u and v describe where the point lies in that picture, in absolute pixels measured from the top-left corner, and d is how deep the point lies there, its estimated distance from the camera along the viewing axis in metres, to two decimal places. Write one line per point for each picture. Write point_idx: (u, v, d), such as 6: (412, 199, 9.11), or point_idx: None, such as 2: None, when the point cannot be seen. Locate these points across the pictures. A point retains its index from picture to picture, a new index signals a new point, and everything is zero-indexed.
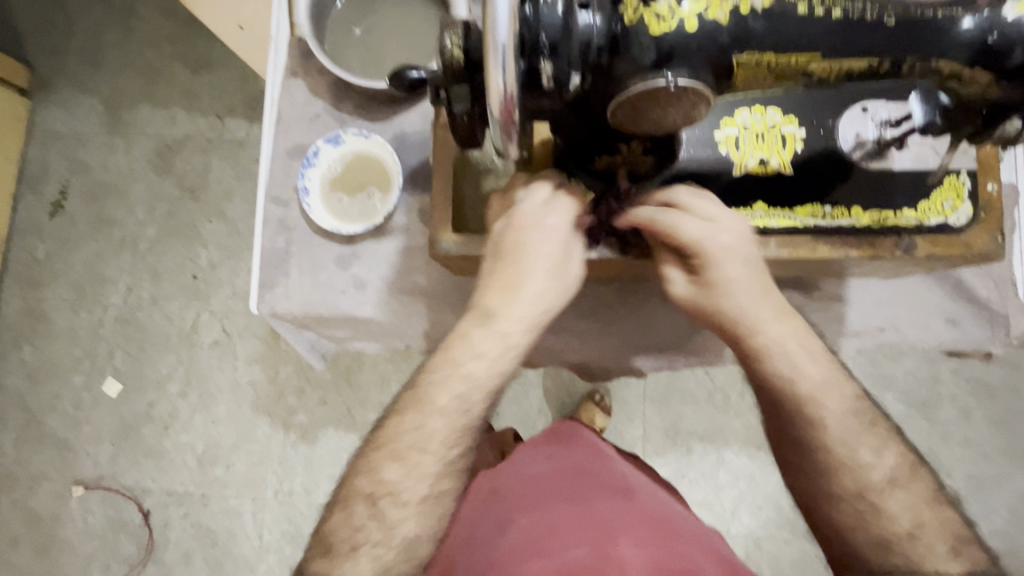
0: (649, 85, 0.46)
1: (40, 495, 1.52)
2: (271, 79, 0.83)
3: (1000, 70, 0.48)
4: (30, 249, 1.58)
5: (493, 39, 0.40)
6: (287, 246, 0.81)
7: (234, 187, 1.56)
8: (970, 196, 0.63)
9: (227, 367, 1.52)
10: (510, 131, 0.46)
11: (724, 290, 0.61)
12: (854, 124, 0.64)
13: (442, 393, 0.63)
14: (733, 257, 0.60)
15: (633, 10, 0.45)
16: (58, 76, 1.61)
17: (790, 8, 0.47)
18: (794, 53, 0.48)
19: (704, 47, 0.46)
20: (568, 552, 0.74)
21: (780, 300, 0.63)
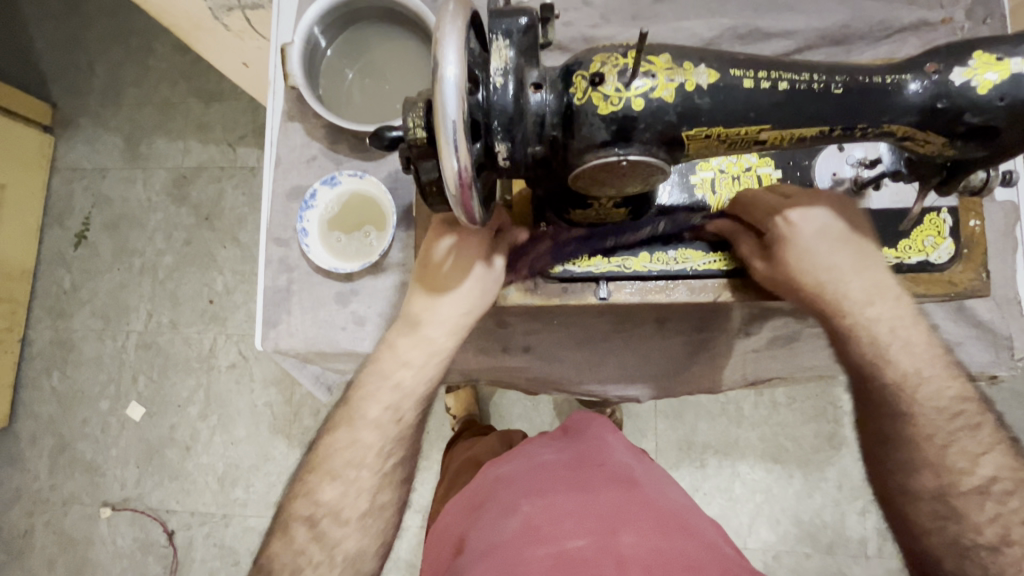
0: (602, 160, 0.47)
1: (71, 517, 1.58)
2: (269, 123, 0.86)
3: (951, 133, 0.50)
4: (57, 280, 1.65)
5: (443, 125, 0.42)
6: (289, 284, 0.83)
7: (247, 214, 1.61)
8: (951, 232, 0.65)
9: (245, 390, 1.56)
10: (469, 206, 0.47)
11: (803, 258, 0.61)
12: (830, 163, 0.65)
13: (371, 404, 0.66)
14: (810, 226, 0.61)
15: (581, 91, 0.46)
16: (79, 113, 1.68)
17: (737, 83, 0.47)
18: (743, 125, 0.48)
19: (653, 123, 0.47)
20: (569, 540, 0.70)
21: (868, 247, 0.63)
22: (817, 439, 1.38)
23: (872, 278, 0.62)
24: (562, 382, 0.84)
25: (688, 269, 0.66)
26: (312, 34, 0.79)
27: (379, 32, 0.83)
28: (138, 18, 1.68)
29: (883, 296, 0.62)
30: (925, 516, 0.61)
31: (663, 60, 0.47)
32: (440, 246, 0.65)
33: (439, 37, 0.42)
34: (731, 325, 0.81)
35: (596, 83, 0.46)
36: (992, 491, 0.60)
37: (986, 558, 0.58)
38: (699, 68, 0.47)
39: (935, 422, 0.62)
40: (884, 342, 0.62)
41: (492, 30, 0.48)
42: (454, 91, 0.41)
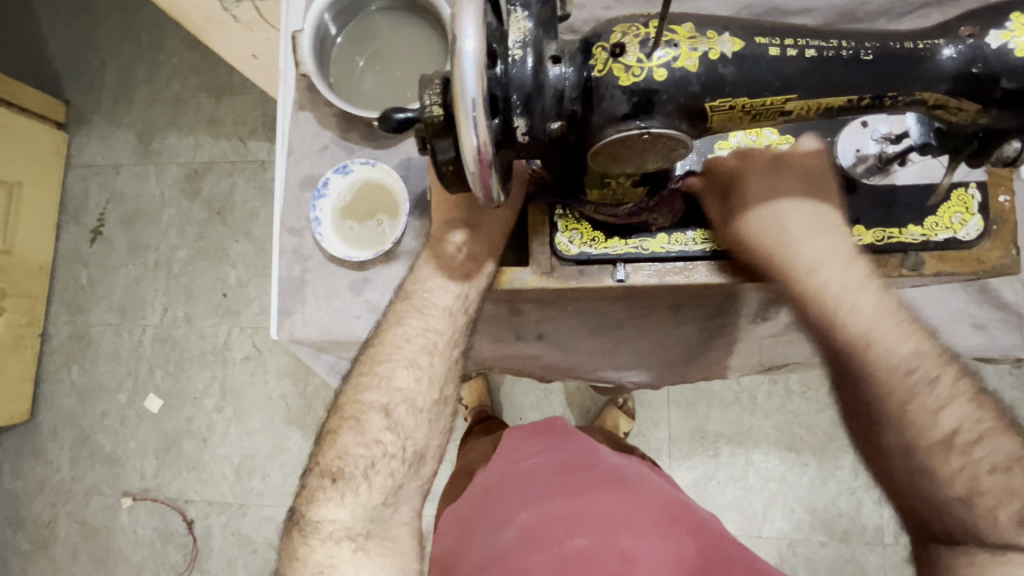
0: (623, 133, 0.46)
1: (93, 507, 1.61)
2: (281, 112, 0.86)
3: (987, 100, 0.48)
4: (74, 276, 1.67)
5: (462, 99, 0.41)
6: (303, 273, 0.83)
7: (258, 207, 1.61)
8: (980, 209, 0.63)
9: (260, 381, 1.58)
10: (488, 182, 0.46)
11: (753, 216, 0.63)
12: (854, 139, 0.65)
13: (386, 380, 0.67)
14: (761, 188, 0.63)
15: (602, 63, 0.46)
16: (92, 110, 1.70)
17: (762, 51, 0.47)
18: (767, 95, 0.47)
19: (675, 95, 0.46)
20: (570, 541, 0.71)
21: (829, 215, 0.63)
22: (833, 428, 1.37)
23: (821, 241, 0.62)
24: (577, 369, 0.84)
25: (706, 250, 0.65)
26: (322, 21, 0.79)
27: (390, 18, 0.82)
28: (148, 14, 1.69)
29: (834, 260, 0.62)
30: (900, 473, 0.59)
31: (685, 30, 0.46)
32: (453, 240, 0.68)
33: (457, 11, 0.41)
34: (748, 312, 0.79)
35: (616, 55, 0.46)
36: (960, 443, 0.57)
37: (958, 512, 0.56)
38: (722, 37, 0.46)
39: (894, 378, 0.60)
40: (833, 305, 0.62)
41: (511, 2, 0.47)
42: (474, 66, 0.41)
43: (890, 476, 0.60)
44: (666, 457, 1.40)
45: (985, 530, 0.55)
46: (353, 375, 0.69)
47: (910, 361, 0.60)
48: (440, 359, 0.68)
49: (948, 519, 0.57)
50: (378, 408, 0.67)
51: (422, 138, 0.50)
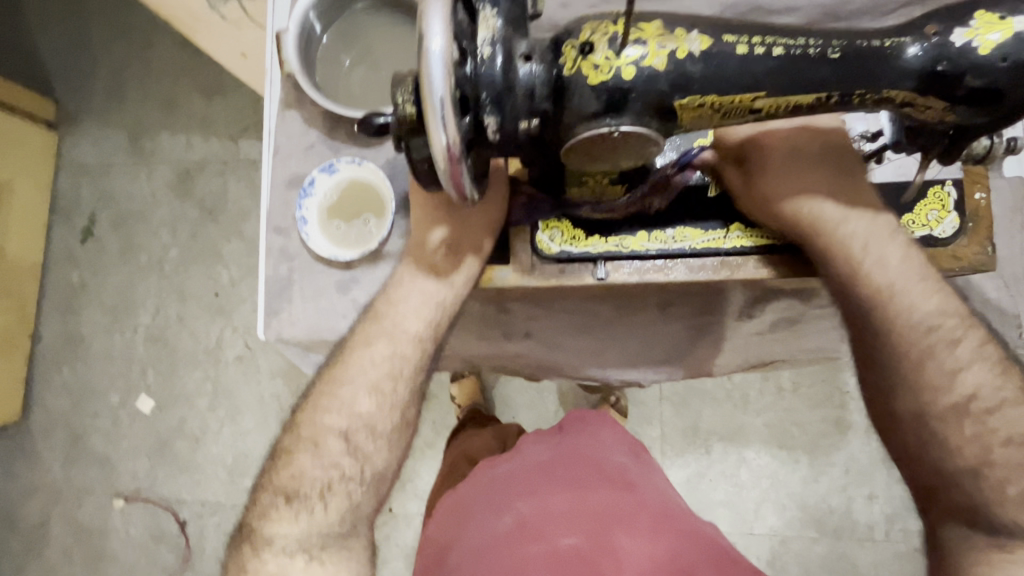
0: (593, 132, 0.47)
1: (85, 508, 1.60)
2: (267, 111, 0.86)
3: (951, 97, 0.48)
4: (66, 276, 1.66)
5: (429, 99, 0.41)
6: (290, 273, 0.83)
7: (250, 207, 1.61)
8: (956, 206, 0.63)
9: (252, 381, 1.57)
10: (460, 181, 0.46)
11: (776, 173, 0.62)
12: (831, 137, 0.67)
13: (360, 380, 0.66)
14: (782, 147, 0.63)
15: (571, 62, 0.46)
16: (83, 109, 1.69)
17: (730, 50, 0.47)
18: (736, 93, 0.48)
19: (644, 93, 0.46)
20: (560, 539, 0.72)
21: (853, 174, 0.63)
22: (824, 425, 1.37)
23: (846, 198, 0.62)
24: (565, 368, 0.85)
25: (686, 247, 0.65)
26: (306, 19, 0.78)
27: (376, 17, 0.82)
28: (138, 12, 1.68)
29: (856, 216, 0.62)
30: (912, 442, 0.62)
31: (654, 28, 0.46)
32: (434, 235, 0.67)
33: (424, 10, 0.41)
34: (734, 309, 0.79)
35: (585, 53, 0.46)
36: (974, 410, 0.60)
37: (966, 483, 0.59)
38: (691, 35, 0.47)
39: (913, 338, 0.61)
40: (861, 261, 0.62)
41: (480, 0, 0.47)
42: (441, 65, 0.41)
43: (901, 446, 0.63)
44: (659, 454, 1.41)
45: (989, 498, 0.58)
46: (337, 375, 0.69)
47: (931, 321, 0.61)
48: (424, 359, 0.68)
49: (952, 491, 0.60)
50: (361, 407, 0.67)
51: (396, 137, 0.50)
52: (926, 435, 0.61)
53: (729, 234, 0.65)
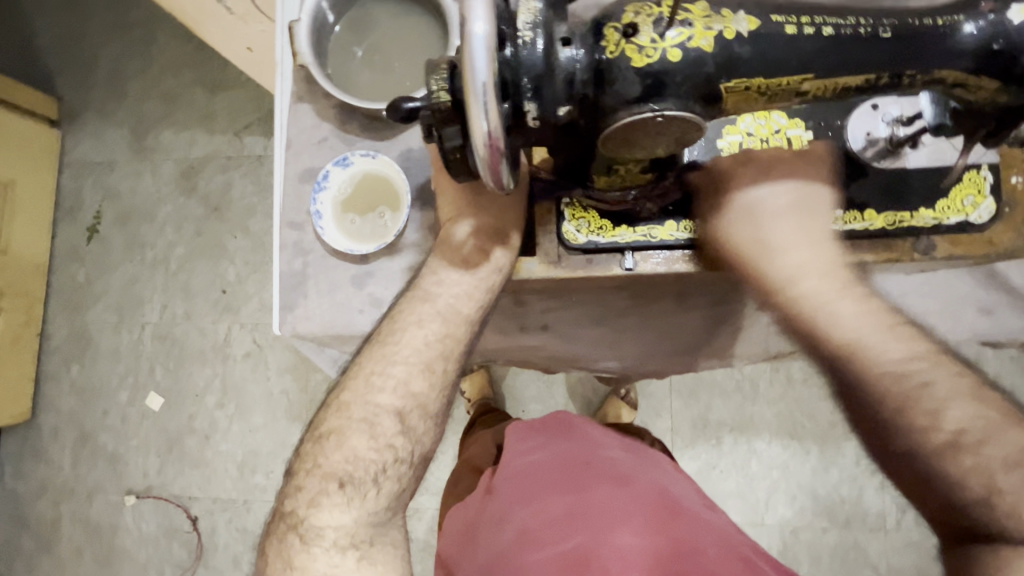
0: (636, 116, 0.46)
1: (97, 506, 1.61)
2: (279, 104, 0.85)
3: (1007, 76, 0.48)
4: (72, 275, 1.66)
5: (473, 81, 0.40)
6: (304, 267, 0.83)
7: (255, 203, 1.60)
8: (992, 190, 0.63)
9: (261, 377, 1.57)
10: (498, 170, 0.45)
11: (739, 223, 0.64)
12: (863, 123, 0.63)
13: (384, 378, 0.66)
14: (749, 197, 0.64)
15: (615, 44, 0.45)
16: (85, 106, 1.68)
17: (778, 30, 0.46)
18: (784, 75, 0.47)
19: (690, 76, 0.45)
20: (563, 543, 0.71)
21: (817, 228, 0.64)
22: (834, 415, 1.37)
23: (808, 247, 0.64)
24: (581, 360, 0.84)
25: (716, 237, 0.65)
26: (318, 11, 0.78)
27: (388, 8, 0.81)
28: (140, 8, 1.67)
29: (814, 274, 0.63)
30: (909, 471, 0.61)
31: (699, 9, 0.46)
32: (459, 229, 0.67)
33: None
34: (755, 298, 0.78)
35: (629, 35, 0.45)
36: (965, 443, 0.59)
37: (978, 510, 0.57)
38: (738, 15, 0.46)
39: (891, 386, 0.61)
40: (816, 312, 0.63)
41: None
42: (485, 48, 0.40)
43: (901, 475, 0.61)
44: (669, 446, 1.41)
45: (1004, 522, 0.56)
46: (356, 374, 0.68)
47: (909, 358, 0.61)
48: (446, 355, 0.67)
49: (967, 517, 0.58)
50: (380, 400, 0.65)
51: (427, 126, 0.49)
52: (931, 469, 0.59)
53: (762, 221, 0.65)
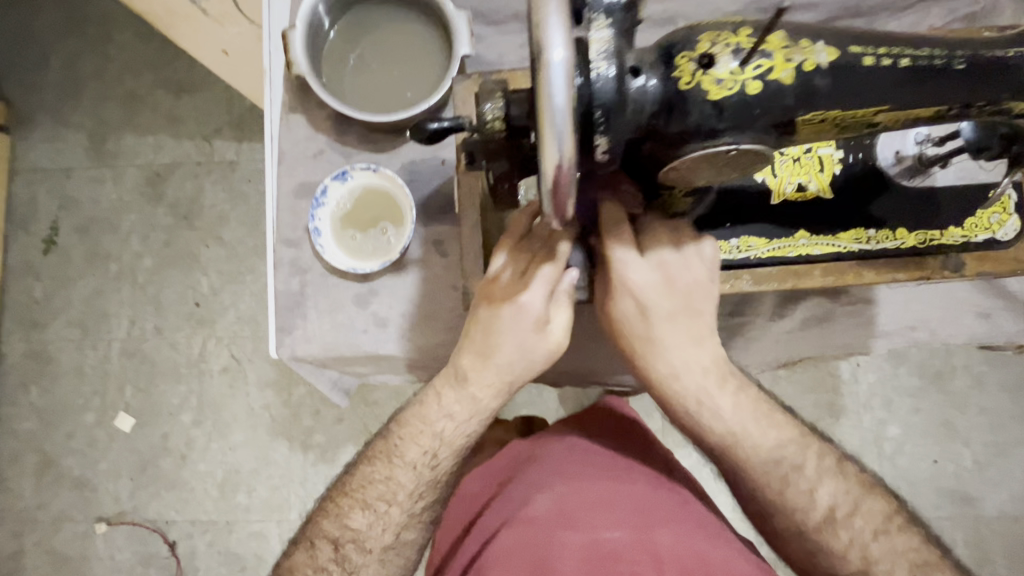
0: (709, 149, 0.46)
1: (64, 535, 1.51)
2: (269, 115, 0.81)
3: None
4: (28, 291, 1.55)
5: (548, 109, 0.38)
6: (302, 287, 0.79)
7: (228, 211, 1.53)
8: (1017, 208, 0.64)
9: (240, 394, 1.50)
10: (563, 203, 0.43)
11: (631, 319, 0.61)
12: (893, 141, 0.63)
13: (411, 446, 0.67)
14: (636, 293, 0.61)
15: (689, 75, 0.44)
16: (37, 110, 1.57)
17: (858, 61, 0.46)
18: (859, 108, 0.47)
19: (768, 110, 0.45)
20: (603, 531, 0.70)
21: (702, 323, 0.62)
22: (818, 410, 1.41)
23: (690, 353, 0.62)
24: (599, 375, 0.82)
25: (751, 258, 0.63)
26: (313, 16, 0.73)
27: (383, 13, 0.78)
28: (94, 5, 1.57)
29: (695, 369, 0.62)
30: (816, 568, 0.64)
31: (778, 40, 0.45)
32: (495, 264, 0.63)
33: (541, 13, 0.38)
34: (766, 308, 0.76)
35: (706, 67, 0.44)
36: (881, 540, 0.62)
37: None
38: (817, 46, 0.45)
39: (781, 478, 0.63)
40: (695, 412, 0.63)
41: (593, 8, 0.43)
42: (563, 78, 0.38)
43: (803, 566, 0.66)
44: None
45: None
46: (413, 402, 0.69)
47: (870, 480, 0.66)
48: (483, 411, 0.66)
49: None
50: (423, 422, 0.67)
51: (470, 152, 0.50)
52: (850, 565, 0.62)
53: (795, 241, 0.63)
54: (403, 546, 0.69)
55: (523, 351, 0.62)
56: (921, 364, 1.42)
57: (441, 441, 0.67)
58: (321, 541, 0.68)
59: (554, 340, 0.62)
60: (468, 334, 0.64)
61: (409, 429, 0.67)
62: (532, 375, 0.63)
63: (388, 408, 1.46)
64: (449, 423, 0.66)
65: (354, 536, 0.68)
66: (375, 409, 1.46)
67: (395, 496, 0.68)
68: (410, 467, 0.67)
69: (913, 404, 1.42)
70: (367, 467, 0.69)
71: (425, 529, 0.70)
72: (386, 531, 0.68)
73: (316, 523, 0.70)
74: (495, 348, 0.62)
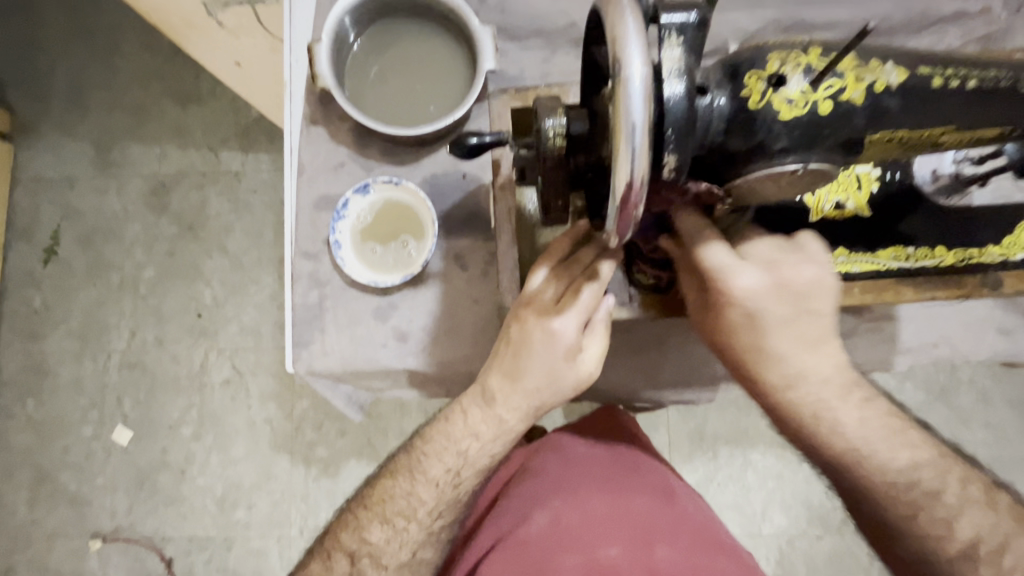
0: (775, 170, 0.46)
1: (57, 553, 1.47)
2: (289, 126, 0.80)
3: None
4: (27, 301, 1.53)
5: (624, 128, 0.39)
6: (321, 300, 0.78)
7: (233, 221, 1.51)
8: None
9: (241, 406, 1.48)
10: (627, 221, 0.43)
11: (744, 327, 0.59)
12: (931, 160, 0.63)
13: (434, 463, 0.66)
14: (747, 299, 0.57)
15: (760, 94, 0.45)
16: (41, 119, 1.56)
17: (927, 82, 0.47)
18: (927, 128, 0.49)
19: (839, 129, 0.46)
20: (600, 549, 0.68)
21: (818, 327, 0.59)
22: None
23: (811, 361, 0.60)
24: (627, 393, 0.81)
25: None
26: (339, 30, 0.74)
27: (407, 28, 0.78)
28: (103, 15, 1.57)
29: (815, 376, 0.60)
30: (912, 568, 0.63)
31: (850, 60, 0.46)
32: (535, 281, 0.63)
33: (618, 36, 0.39)
34: None
35: (775, 87, 0.45)
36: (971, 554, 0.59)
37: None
38: (887, 67, 0.47)
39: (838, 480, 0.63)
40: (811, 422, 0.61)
41: (664, 27, 0.43)
42: (641, 93, 0.38)
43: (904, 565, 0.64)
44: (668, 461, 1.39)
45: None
46: (437, 417, 0.67)
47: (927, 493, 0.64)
48: (507, 434, 0.65)
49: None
50: (450, 437, 0.65)
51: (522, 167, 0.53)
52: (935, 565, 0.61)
53: (834, 258, 0.64)
54: (419, 563, 0.68)
55: (551, 378, 0.61)
56: (927, 379, 1.42)
57: (467, 461, 0.65)
58: (338, 553, 0.67)
59: (584, 371, 0.62)
60: (498, 353, 0.63)
61: (433, 446, 0.66)
62: (557, 402, 0.63)
63: (391, 422, 1.44)
64: (475, 442, 0.65)
65: (371, 551, 0.66)
66: (378, 423, 1.44)
67: (415, 513, 0.66)
68: (433, 485, 0.66)
69: (919, 419, 1.42)
70: (388, 483, 0.67)
71: (441, 548, 0.69)
72: (402, 547, 0.66)
73: (334, 538, 0.69)
74: (524, 371, 0.61)
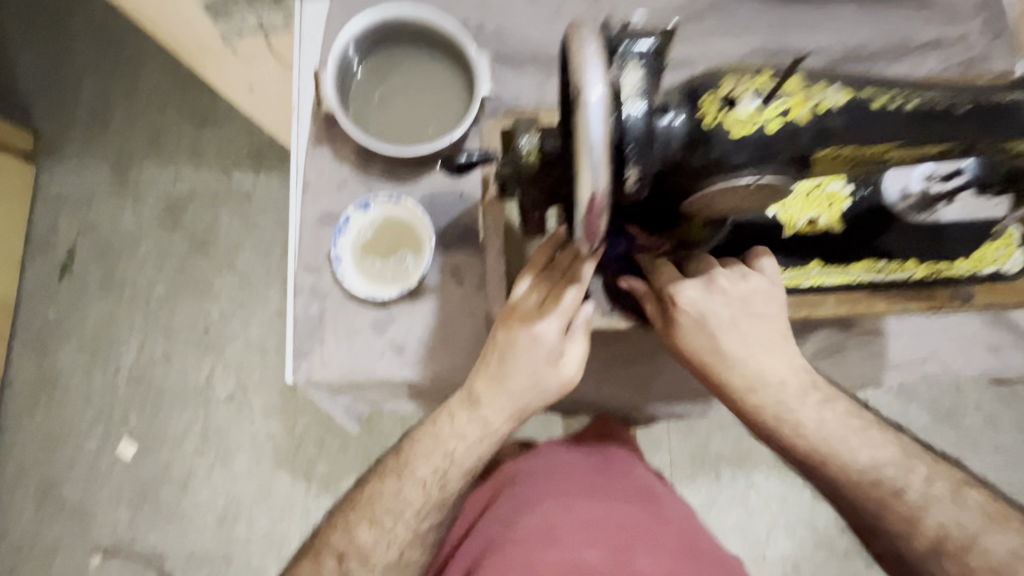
0: (729, 183, 0.49)
1: (58, 566, 1.48)
2: (295, 146, 0.84)
3: None
4: (41, 315, 1.57)
5: (585, 143, 0.42)
6: (321, 312, 0.80)
7: (243, 239, 1.56)
8: (1021, 242, 0.67)
9: (245, 421, 1.50)
10: (592, 228, 0.47)
11: (696, 332, 0.63)
12: (899, 178, 0.64)
13: (422, 464, 0.67)
14: (696, 306, 0.63)
15: (713, 114, 0.48)
16: (63, 141, 1.63)
17: (868, 104, 0.50)
18: (875, 145, 0.51)
19: (787, 146, 0.49)
20: (585, 551, 0.69)
21: (775, 331, 0.64)
22: None
23: (770, 364, 0.64)
24: (616, 404, 0.83)
25: None
26: (344, 57, 0.78)
27: (409, 55, 0.82)
28: (126, 43, 1.65)
29: (773, 381, 0.64)
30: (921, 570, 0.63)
31: (796, 83, 0.50)
32: (519, 288, 0.65)
33: (580, 60, 0.42)
34: None
35: (728, 107, 0.48)
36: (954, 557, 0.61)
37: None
38: (831, 89, 0.50)
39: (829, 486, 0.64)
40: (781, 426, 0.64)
41: (624, 50, 0.46)
42: (600, 113, 0.42)
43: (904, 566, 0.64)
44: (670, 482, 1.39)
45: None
46: (425, 417, 0.69)
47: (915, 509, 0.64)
48: (493, 434, 0.66)
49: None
50: (438, 437, 0.67)
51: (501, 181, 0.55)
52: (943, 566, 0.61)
53: (807, 271, 0.66)
54: (408, 563, 0.69)
55: (537, 379, 0.63)
56: (931, 402, 1.41)
57: (453, 462, 0.67)
58: (330, 555, 0.68)
59: (567, 374, 0.63)
60: (484, 358, 0.65)
61: (422, 447, 0.67)
62: (542, 406, 0.65)
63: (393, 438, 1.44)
64: (461, 443, 0.66)
65: (360, 550, 0.68)
66: (380, 439, 1.45)
67: (404, 514, 0.67)
68: (420, 485, 0.67)
69: None
70: (378, 484, 0.69)
71: (430, 549, 0.70)
72: (390, 547, 0.68)
73: (324, 539, 0.70)
74: (509, 374, 0.63)
